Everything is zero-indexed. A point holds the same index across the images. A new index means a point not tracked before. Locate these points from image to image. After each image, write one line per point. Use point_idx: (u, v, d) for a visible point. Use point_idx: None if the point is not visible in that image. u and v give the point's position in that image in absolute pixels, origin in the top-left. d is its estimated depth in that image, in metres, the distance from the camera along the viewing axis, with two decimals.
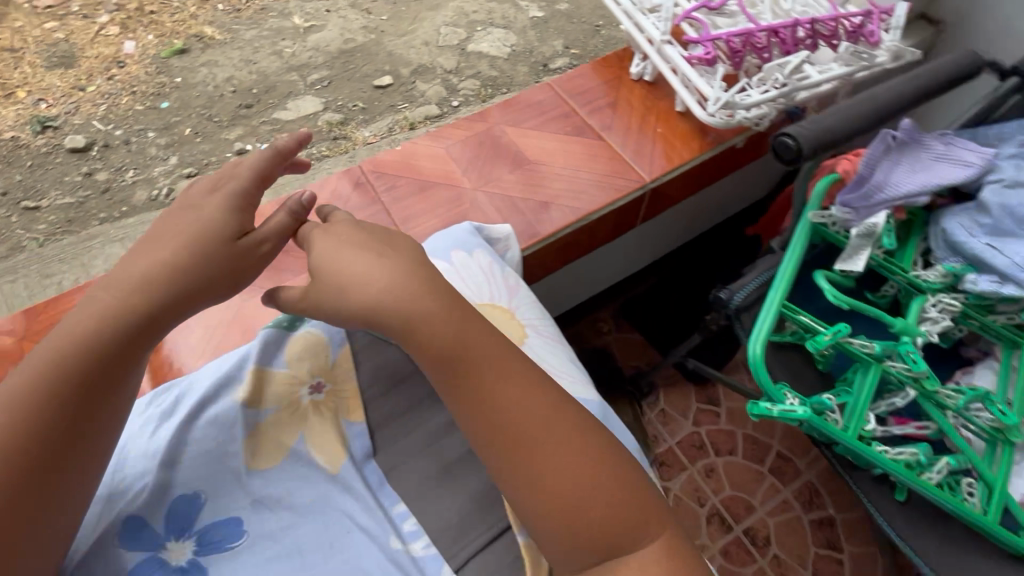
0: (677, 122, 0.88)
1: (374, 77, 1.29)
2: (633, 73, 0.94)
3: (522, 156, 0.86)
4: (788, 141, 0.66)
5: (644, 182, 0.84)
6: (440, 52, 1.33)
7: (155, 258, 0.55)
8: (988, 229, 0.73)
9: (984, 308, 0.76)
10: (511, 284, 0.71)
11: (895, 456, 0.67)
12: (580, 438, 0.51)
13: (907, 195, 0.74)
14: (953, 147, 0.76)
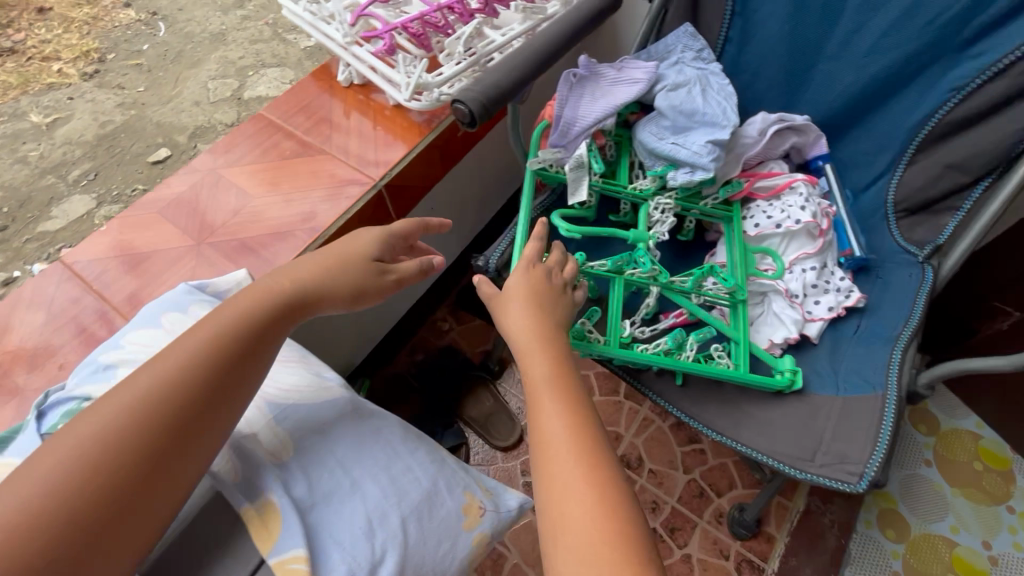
0: (395, 116, 0.90)
1: (147, 152, 0.98)
2: (341, 80, 0.93)
3: (244, 192, 0.80)
4: (462, 108, 0.69)
5: (372, 183, 0.83)
6: (216, 106, 1.04)
7: (304, 269, 0.64)
8: (671, 129, 0.82)
9: (696, 198, 0.87)
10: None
11: (653, 349, 0.75)
12: (589, 470, 0.50)
13: (596, 121, 0.80)
14: (625, 70, 0.84)
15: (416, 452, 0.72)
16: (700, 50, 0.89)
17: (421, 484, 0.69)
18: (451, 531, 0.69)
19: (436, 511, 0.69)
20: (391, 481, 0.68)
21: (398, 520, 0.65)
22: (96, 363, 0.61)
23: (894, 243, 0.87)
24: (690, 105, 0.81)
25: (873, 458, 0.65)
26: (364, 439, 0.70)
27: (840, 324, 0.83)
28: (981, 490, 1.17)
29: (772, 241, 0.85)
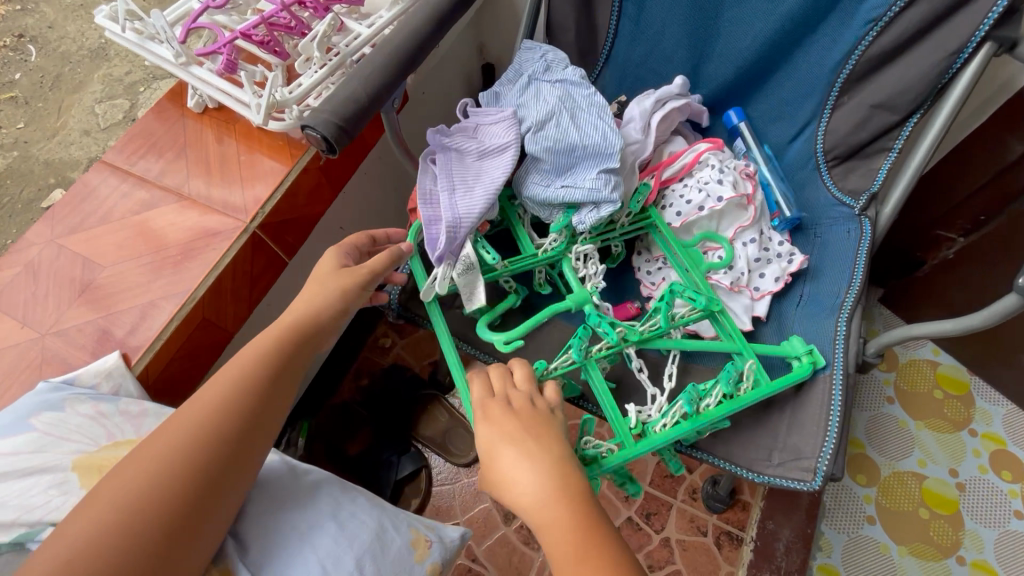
0: (264, 139, 0.79)
1: (41, 196, 0.91)
2: (193, 106, 0.80)
3: (92, 262, 0.71)
4: (315, 134, 0.57)
5: (243, 226, 0.74)
6: (108, 132, 0.98)
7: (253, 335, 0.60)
8: (555, 173, 0.72)
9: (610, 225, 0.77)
10: (137, 411, 0.62)
11: (670, 421, 0.65)
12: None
13: (484, 212, 0.68)
14: (483, 137, 0.72)
15: (357, 496, 0.66)
16: (554, 60, 0.79)
17: (368, 524, 0.62)
18: (405, 566, 0.62)
19: (388, 550, 0.62)
20: (340, 526, 0.61)
21: (352, 563, 0.58)
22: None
23: (829, 196, 0.81)
24: (567, 136, 0.71)
25: (824, 449, 0.62)
26: (309, 491, 0.64)
27: (784, 296, 0.78)
28: (945, 419, 1.17)
29: (703, 224, 0.78)
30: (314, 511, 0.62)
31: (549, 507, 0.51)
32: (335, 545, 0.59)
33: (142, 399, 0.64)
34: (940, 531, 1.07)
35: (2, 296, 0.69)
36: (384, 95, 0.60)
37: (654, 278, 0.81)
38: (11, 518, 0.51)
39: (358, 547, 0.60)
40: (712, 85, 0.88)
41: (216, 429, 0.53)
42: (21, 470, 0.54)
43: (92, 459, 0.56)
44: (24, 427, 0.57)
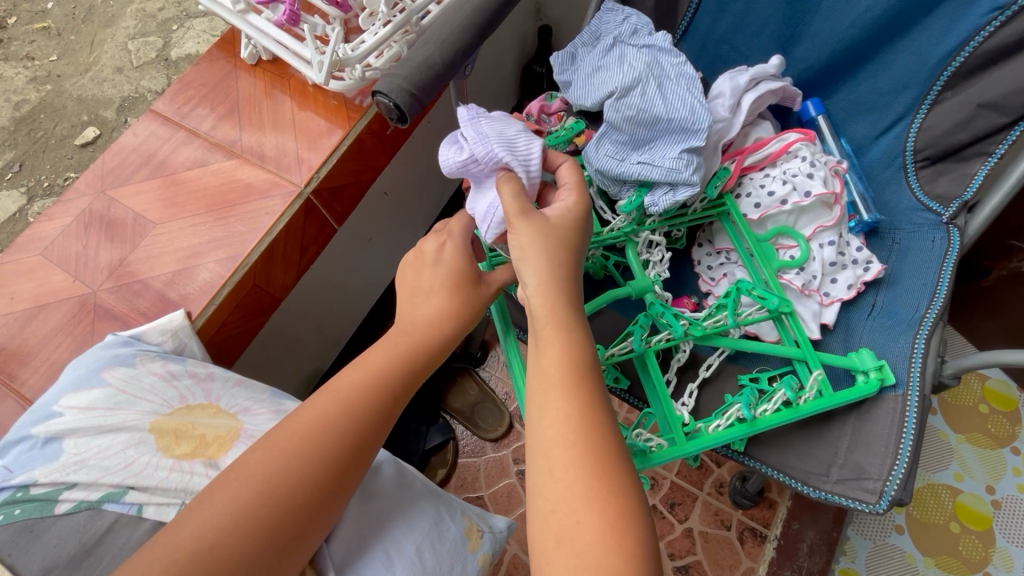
0: (319, 99, 0.77)
1: (74, 133, 0.90)
2: (245, 57, 0.77)
3: (143, 218, 0.71)
4: (386, 102, 0.53)
5: (298, 190, 0.72)
6: (141, 71, 0.95)
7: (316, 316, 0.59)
8: (635, 146, 0.68)
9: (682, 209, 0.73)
10: (205, 374, 0.63)
11: (726, 423, 0.63)
12: (592, 457, 0.45)
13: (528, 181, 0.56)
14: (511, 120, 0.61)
15: (416, 483, 0.68)
16: (640, 22, 0.72)
17: (427, 512, 0.65)
18: (460, 556, 0.64)
19: (446, 537, 0.64)
20: (404, 514, 0.64)
21: (413, 548, 0.61)
22: (34, 438, 0.55)
23: (913, 200, 0.74)
24: (647, 108, 0.66)
25: (894, 474, 0.59)
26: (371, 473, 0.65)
27: (854, 304, 0.73)
28: (987, 435, 1.14)
29: (780, 219, 0.73)
30: (378, 497, 0.64)
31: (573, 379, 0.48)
32: (399, 532, 0.62)
33: (209, 363, 0.65)
34: (970, 547, 1.05)
35: (52, 249, 0.70)
36: (460, 61, 0.56)
37: (715, 273, 0.77)
38: (95, 477, 0.53)
39: (417, 533, 0.62)
40: (798, 67, 0.81)
41: (335, 439, 0.52)
42: (98, 427, 0.55)
43: (169, 422, 0.57)
44: (97, 381, 0.58)
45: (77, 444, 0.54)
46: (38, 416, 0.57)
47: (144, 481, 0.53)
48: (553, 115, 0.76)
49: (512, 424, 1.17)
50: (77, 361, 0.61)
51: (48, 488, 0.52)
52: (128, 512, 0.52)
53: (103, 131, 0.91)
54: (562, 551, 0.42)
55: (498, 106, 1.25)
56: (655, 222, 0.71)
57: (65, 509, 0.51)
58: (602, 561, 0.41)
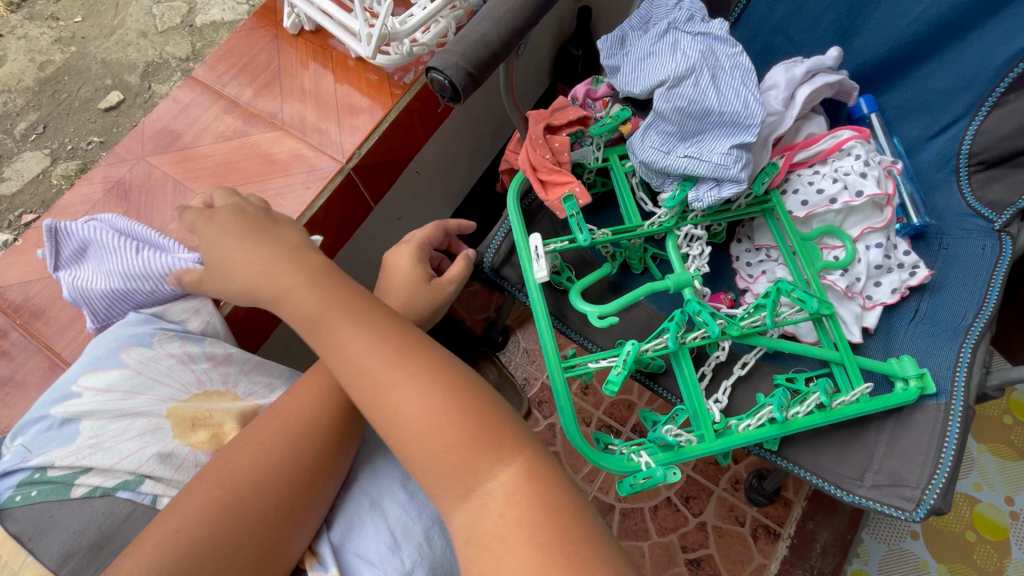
0: (360, 73, 0.76)
1: (98, 97, 0.89)
2: (288, 27, 0.76)
3: (182, 186, 0.70)
4: (441, 78, 0.52)
5: (339, 166, 0.71)
6: (166, 36, 0.94)
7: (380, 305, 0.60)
8: (682, 138, 0.66)
9: (726, 203, 0.71)
10: (223, 356, 0.64)
11: (756, 423, 0.62)
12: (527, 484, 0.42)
13: None
14: None
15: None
16: (694, 6, 0.69)
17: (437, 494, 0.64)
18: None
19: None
20: (410, 495, 0.62)
21: (421, 531, 0.60)
22: (51, 418, 0.55)
23: (963, 205, 0.71)
24: (697, 99, 0.64)
25: (933, 482, 0.58)
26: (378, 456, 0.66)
27: (896, 309, 0.72)
28: (1010, 445, 1.12)
29: (827, 218, 0.71)
30: (385, 478, 0.64)
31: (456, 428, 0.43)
32: (403, 513, 0.61)
33: (227, 345, 0.65)
34: (983, 555, 1.04)
35: (93, 213, 0.69)
36: (516, 40, 0.54)
37: (753, 270, 0.76)
38: (112, 463, 0.53)
39: (425, 517, 0.61)
40: (853, 61, 0.78)
41: (318, 423, 0.57)
42: (114, 411, 0.56)
43: (186, 409, 0.58)
44: (116, 362, 0.58)
45: (95, 427, 0.55)
46: (56, 396, 0.57)
47: (159, 472, 0.54)
48: (598, 100, 0.74)
49: (531, 409, 1.18)
50: (98, 339, 0.62)
51: (65, 471, 0.52)
52: (142, 501, 0.53)
53: (126, 96, 0.91)
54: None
55: (531, 87, 1.23)
56: (698, 215, 0.69)
57: (81, 493, 0.52)
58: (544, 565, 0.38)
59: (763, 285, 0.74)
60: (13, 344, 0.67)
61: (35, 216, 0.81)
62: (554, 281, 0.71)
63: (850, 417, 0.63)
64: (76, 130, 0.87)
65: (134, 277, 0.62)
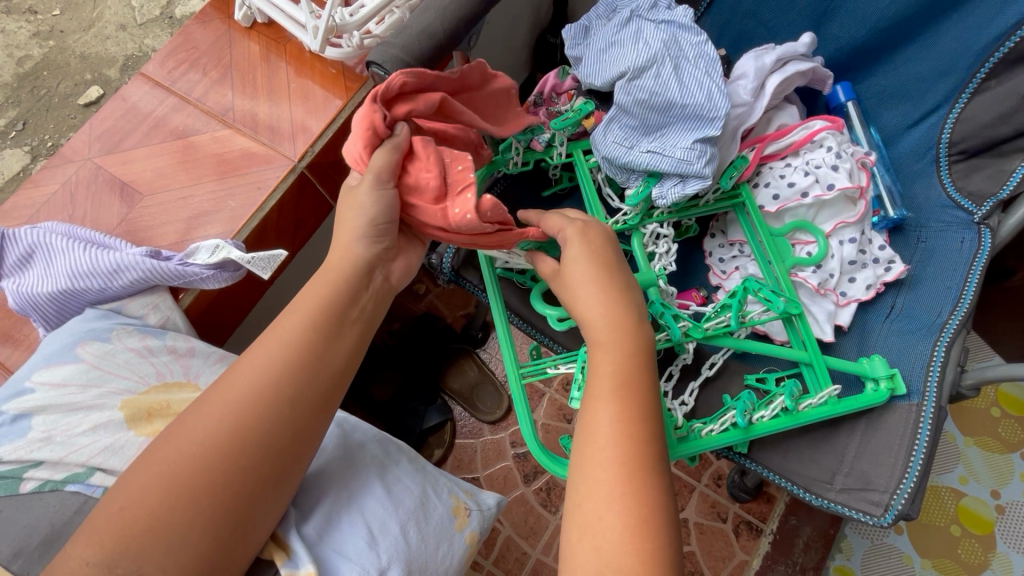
0: (318, 67, 0.73)
1: (77, 92, 0.87)
2: (240, 19, 0.73)
3: (131, 187, 0.68)
4: (381, 74, 0.50)
5: (292, 164, 0.69)
6: (144, 28, 0.92)
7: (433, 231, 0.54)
8: (645, 132, 0.64)
9: (694, 199, 0.69)
10: (184, 349, 0.61)
11: (719, 428, 0.60)
12: (631, 461, 0.45)
13: None
14: None
15: (401, 460, 0.67)
16: None
17: (413, 491, 0.64)
18: (446, 534, 0.64)
19: (432, 516, 0.63)
20: (387, 491, 0.62)
21: (398, 528, 0.60)
22: (4, 414, 0.54)
23: (943, 196, 0.68)
24: (656, 93, 0.62)
25: (902, 487, 0.56)
26: (354, 453, 0.64)
27: (871, 305, 0.69)
28: (998, 438, 1.10)
29: (799, 212, 0.69)
30: (361, 474, 0.63)
31: (623, 434, 0.46)
32: (382, 509, 0.60)
33: (189, 336, 0.63)
34: (968, 550, 1.03)
35: (39, 216, 0.67)
36: (462, 32, 0.51)
37: (726, 266, 0.73)
38: (61, 456, 0.52)
39: (402, 513, 0.61)
40: (830, 47, 0.75)
41: (294, 372, 0.50)
42: (69, 406, 0.54)
43: (141, 402, 0.56)
44: (71, 357, 0.57)
45: (47, 422, 0.54)
46: (10, 393, 0.55)
47: (111, 463, 0.52)
48: (563, 93, 0.72)
49: (511, 406, 1.16)
50: (54, 336, 0.60)
51: (13, 465, 0.52)
52: (92, 494, 0.51)
53: (106, 90, 0.88)
54: (584, 508, 0.45)
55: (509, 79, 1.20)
56: (665, 210, 0.67)
57: (30, 488, 0.51)
58: (608, 492, 0.44)
59: (735, 282, 0.72)
60: None
61: None
62: (517, 280, 0.69)
63: (818, 419, 0.62)
64: (48, 125, 0.85)
65: (81, 275, 0.59)
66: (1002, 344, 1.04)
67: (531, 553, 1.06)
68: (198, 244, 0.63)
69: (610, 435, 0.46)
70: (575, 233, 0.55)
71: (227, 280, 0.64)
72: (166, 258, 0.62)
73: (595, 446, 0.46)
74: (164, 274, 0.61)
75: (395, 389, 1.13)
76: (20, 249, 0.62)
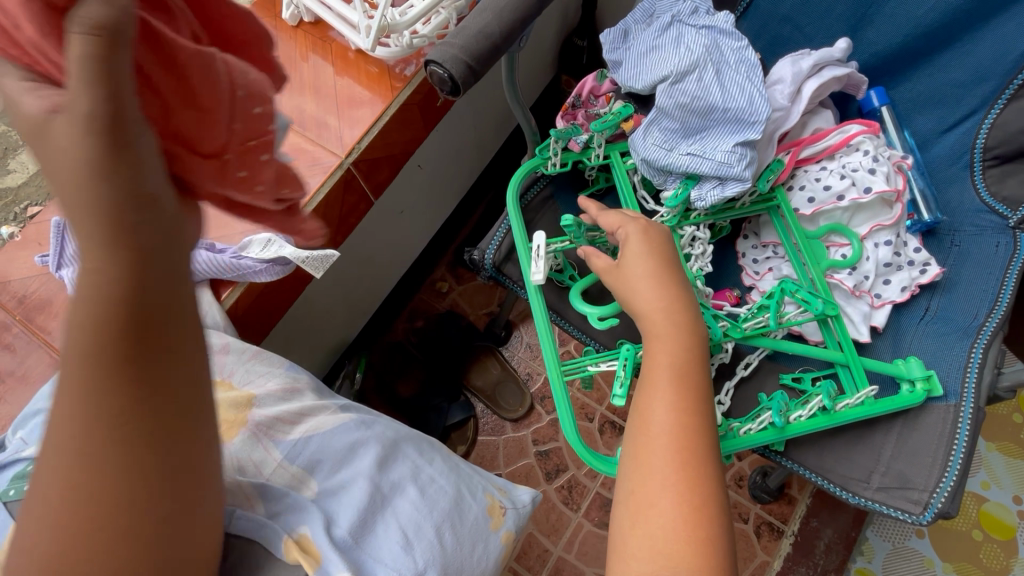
0: (362, 66, 0.75)
1: None
2: (287, 18, 0.76)
3: None
4: (440, 72, 0.51)
5: (338, 161, 0.71)
6: None
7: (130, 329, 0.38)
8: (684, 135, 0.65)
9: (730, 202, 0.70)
10: (219, 346, 0.64)
11: (758, 427, 0.61)
12: (687, 448, 0.46)
13: None
14: None
15: (434, 458, 0.62)
16: None
17: (448, 491, 0.59)
18: (482, 534, 0.58)
19: (468, 516, 0.58)
20: (422, 491, 0.57)
21: (433, 531, 0.55)
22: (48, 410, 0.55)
23: (977, 201, 0.69)
24: (696, 97, 0.63)
25: (941, 485, 0.57)
26: (388, 451, 0.59)
27: (905, 307, 0.70)
28: (1019, 444, 1.10)
29: (834, 215, 0.70)
30: (394, 471, 0.58)
31: (681, 427, 0.47)
32: (415, 511, 0.56)
33: (224, 335, 0.65)
34: (990, 555, 1.03)
35: None
36: (517, 32, 0.53)
37: (760, 267, 0.74)
38: None
39: (437, 514, 0.56)
40: (864, 52, 0.76)
41: (132, 314, 0.29)
42: None
43: None
44: None
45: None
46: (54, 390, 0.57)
47: None
48: (602, 96, 0.73)
49: (533, 404, 1.18)
50: None
51: None
52: None
53: None
54: (636, 493, 0.46)
55: (534, 82, 1.22)
56: (699, 212, 0.68)
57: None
58: (658, 479, 0.45)
59: (769, 283, 0.73)
60: (13, 337, 0.67)
61: (40, 207, 0.80)
62: (556, 278, 0.71)
63: (856, 419, 0.62)
64: None
65: None
66: None
67: (553, 550, 1.07)
68: (251, 237, 0.66)
69: (665, 423, 0.47)
70: (636, 231, 0.59)
71: (279, 272, 0.66)
72: (221, 252, 0.65)
73: (651, 433, 0.47)
74: (218, 268, 0.64)
75: (418, 385, 1.15)
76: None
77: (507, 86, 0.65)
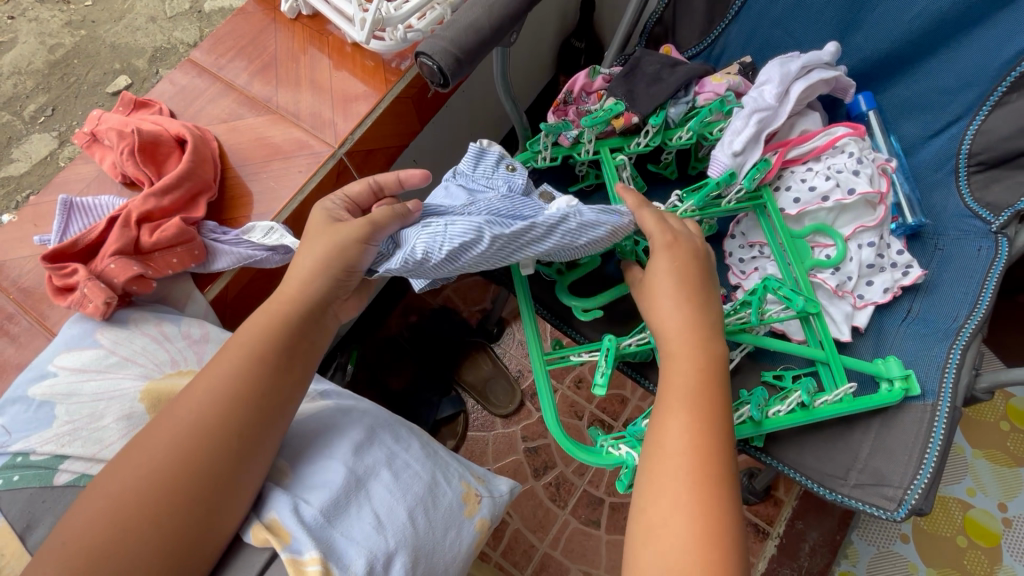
0: (358, 59, 0.77)
1: (106, 81, 0.90)
2: (286, 11, 0.77)
3: None
4: (430, 64, 0.52)
5: (332, 151, 0.73)
6: (174, 21, 0.94)
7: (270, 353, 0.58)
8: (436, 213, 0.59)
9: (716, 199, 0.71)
10: (199, 336, 0.62)
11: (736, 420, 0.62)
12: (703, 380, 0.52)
13: None
14: None
15: (411, 444, 0.62)
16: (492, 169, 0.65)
17: (422, 476, 0.59)
18: (455, 520, 0.58)
19: (440, 503, 0.58)
20: (394, 476, 0.57)
21: (405, 514, 0.54)
22: (29, 399, 0.54)
23: (961, 205, 0.70)
24: (432, 252, 0.52)
25: (915, 482, 0.58)
26: (370, 437, 0.59)
27: (887, 309, 0.71)
28: (1005, 451, 1.11)
29: (819, 216, 0.71)
30: (370, 454, 0.57)
31: (701, 357, 0.54)
32: (389, 495, 0.55)
33: (203, 323, 0.64)
34: (974, 561, 1.03)
35: (89, 189, 0.71)
36: (507, 26, 0.54)
37: (746, 266, 0.75)
38: (93, 451, 0.51)
39: (410, 499, 0.56)
40: (854, 56, 0.77)
41: (252, 386, 0.51)
42: (94, 393, 0.55)
43: (159, 387, 0.56)
44: (90, 342, 0.58)
45: (70, 412, 0.53)
46: (33, 376, 0.56)
47: None
48: (594, 94, 0.75)
49: (523, 402, 1.18)
50: (84, 320, 0.60)
51: (47, 456, 0.51)
52: None
53: (135, 80, 0.91)
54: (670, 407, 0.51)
55: (532, 83, 1.23)
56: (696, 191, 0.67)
57: (64, 480, 0.50)
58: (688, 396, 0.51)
59: (754, 282, 0.74)
60: (9, 319, 0.69)
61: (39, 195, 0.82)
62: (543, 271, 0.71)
63: (835, 416, 0.63)
64: (76, 109, 0.88)
65: None
66: (1011, 357, 1.05)
67: (539, 546, 1.07)
68: (254, 222, 0.67)
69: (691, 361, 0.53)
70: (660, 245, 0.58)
71: (280, 260, 0.68)
72: (223, 234, 0.66)
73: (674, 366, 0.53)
74: (217, 248, 0.65)
75: (410, 379, 1.16)
76: (89, 220, 0.65)
77: (498, 80, 0.66)
